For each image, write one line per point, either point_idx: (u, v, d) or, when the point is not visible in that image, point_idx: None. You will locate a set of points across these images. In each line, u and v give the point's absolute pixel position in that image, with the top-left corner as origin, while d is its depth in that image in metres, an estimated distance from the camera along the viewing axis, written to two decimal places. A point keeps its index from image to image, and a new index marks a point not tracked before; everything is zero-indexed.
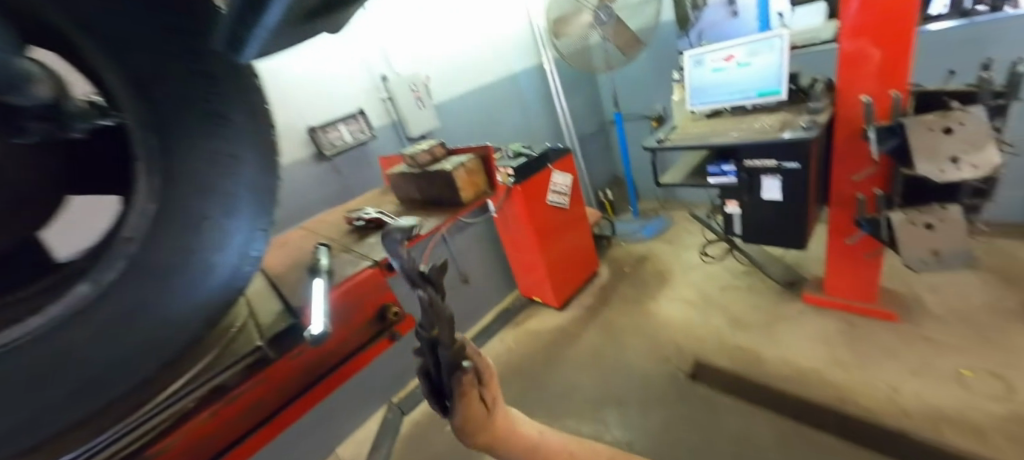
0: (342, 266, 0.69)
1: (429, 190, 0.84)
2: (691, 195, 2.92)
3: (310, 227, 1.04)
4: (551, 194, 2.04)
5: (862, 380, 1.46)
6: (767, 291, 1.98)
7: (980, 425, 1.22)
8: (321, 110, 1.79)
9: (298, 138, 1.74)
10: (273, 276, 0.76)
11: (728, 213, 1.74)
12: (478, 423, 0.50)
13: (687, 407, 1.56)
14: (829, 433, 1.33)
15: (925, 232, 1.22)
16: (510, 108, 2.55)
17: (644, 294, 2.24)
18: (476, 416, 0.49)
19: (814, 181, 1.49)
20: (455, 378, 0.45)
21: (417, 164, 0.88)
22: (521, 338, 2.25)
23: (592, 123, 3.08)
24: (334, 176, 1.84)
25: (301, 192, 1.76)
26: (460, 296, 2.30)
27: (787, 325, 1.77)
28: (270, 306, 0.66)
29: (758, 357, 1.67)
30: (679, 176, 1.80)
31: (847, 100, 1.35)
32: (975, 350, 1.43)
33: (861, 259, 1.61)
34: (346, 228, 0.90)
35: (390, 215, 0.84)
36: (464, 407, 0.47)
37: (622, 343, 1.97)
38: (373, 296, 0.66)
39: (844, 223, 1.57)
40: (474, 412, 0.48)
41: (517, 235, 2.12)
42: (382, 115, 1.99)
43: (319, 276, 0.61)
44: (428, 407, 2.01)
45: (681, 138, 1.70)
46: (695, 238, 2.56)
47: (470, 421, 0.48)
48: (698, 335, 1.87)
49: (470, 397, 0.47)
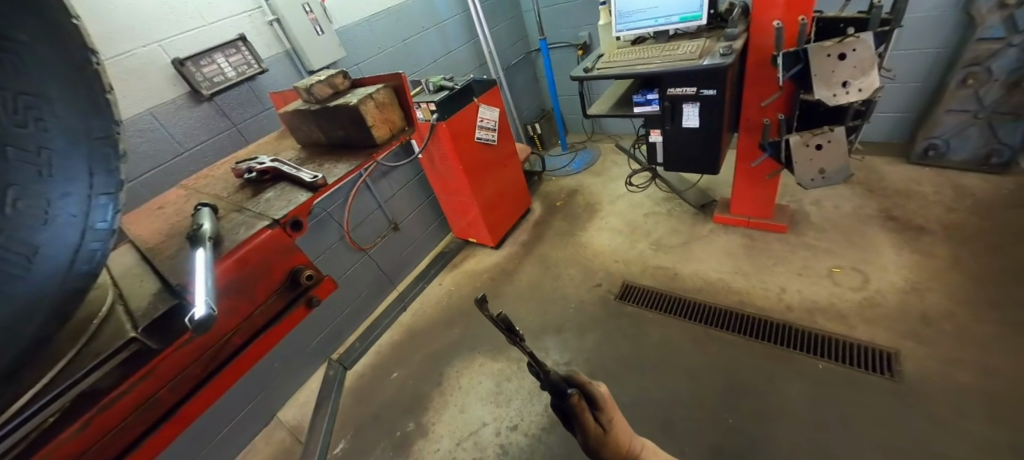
0: (234, 229, 0.57)
1: (334, 130, 0.71)
2: (616, 127, 2.98)
3: (191, 183, 0.86)
4: (479, 131, 1.93)
5: (757, 285, 1.70)
6: (683, 214, 2.16)
7: (840, 310, 1.51)
8: (185, 34, 1.43)
9: (161, 72, 1.39)
10: (144, 249, 0.62)
11: (651, 143, 1.79)
12: (597, 436, 0.68)
13: (617, 325, 1.72)
14: (731, 331, 1.56)
15: (815, 152, 1.38)
16: (427, 34, 2.27)
17: (576, 226, 2.33)
18: (595, 433, 0.68)
19: (728, 108, 1.57)
20: (569, 402, 0.63)
21: (315, 99, 0.73)
22: (460, 280, 2.26)
23: (519, 52, 2.91)
24: (219, 120, 1.54)
25: (178, 141, 1.45)
26: (392, 245, 2.20)
27: (700, 243, 1.97)
28: (142, 285, 0.53)
29: (676, 274, 1.87)
30: (606, 107, 1.79)
31: (762, 26, 1.37)
32: (841, 251, 1.72)
33: (761, 180, 1.80)
34: (236, 182, 0.75)
35: (289, 164, 0.70)
36: (582, 423, 0.66)
37: (558, 274, 2.06)
38: (278, 262, 0.56)
39: (750, 147, 1.71)
40: (591, 428, 0.67)
41: (446, 177, 2.01)
42: (271, 41, 1.66)
43: (201, 248, 0.49)
44: (371, 358, 1.98)
45: (608, 66, 1.66)
46: (621, 168, 2.67)
47: (590, 435, 0.67)
48: (625, 260, 2.01)
49: (584, 417, 0.66)
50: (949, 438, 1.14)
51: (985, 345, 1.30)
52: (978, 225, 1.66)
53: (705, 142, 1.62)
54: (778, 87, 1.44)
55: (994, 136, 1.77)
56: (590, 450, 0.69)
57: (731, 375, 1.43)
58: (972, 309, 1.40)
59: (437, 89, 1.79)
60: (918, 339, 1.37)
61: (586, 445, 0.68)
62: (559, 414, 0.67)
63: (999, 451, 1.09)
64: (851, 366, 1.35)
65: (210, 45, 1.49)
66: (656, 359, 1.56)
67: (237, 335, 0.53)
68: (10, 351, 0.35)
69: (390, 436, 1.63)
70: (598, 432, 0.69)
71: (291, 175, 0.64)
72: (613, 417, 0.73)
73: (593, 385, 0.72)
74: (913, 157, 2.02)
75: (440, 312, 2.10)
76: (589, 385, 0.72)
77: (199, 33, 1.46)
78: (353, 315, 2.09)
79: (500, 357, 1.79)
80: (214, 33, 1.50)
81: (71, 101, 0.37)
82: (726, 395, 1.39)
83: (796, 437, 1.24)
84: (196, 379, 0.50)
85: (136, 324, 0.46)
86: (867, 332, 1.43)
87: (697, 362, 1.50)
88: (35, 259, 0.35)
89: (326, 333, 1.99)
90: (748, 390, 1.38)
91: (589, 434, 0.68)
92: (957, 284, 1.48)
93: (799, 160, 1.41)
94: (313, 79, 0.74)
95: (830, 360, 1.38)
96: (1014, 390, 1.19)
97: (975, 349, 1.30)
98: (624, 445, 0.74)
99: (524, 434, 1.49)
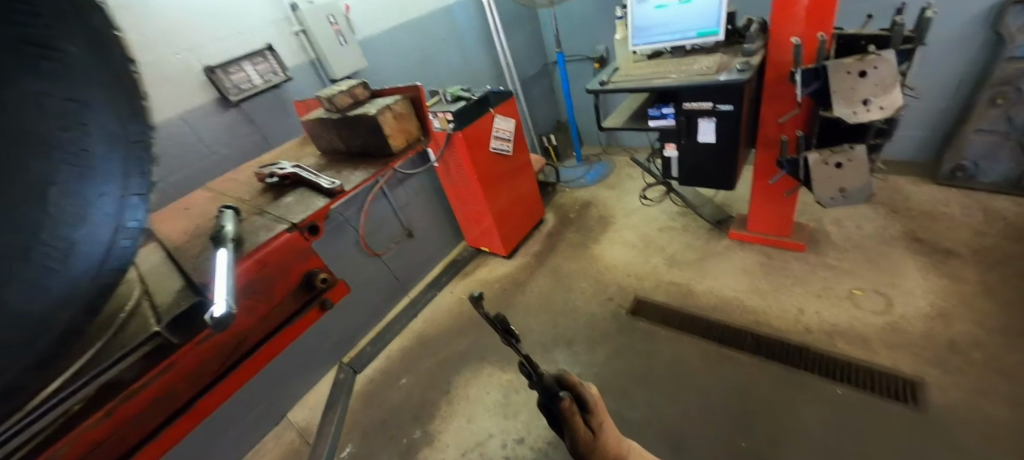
0: (253, 232, 0.59)
1: (351, 139, 0.73)
2: (632, 140, 2.98)
3: (216, 187, 0.90)
4: (494, 142, 1.95)
5: (774, 304, 1.66)
6: (698, 230, 2.13)
7: (861, 333, 1.47)
8: (217, 44, 1.50)
9: (193, 80, 1.46)
10: (170, 248, 0.64)
11: (666, 157, 1.79)
12: (587, 441, 0.67)
13: (628, 340, 1.70)
14: (746, 352, 1.52)
15: (834, 171, 1.35)
16: (447, 46, 2.33)
17: (589, 238, 2.32)
18: (583, 437, 0.67)
19: (746, 124, 1.55)
20: (555, 403, 0.63)
21: (336, 109, 0.75)
22: (472, 288, 2.27)
23: (536, 65, 2.95)
24: (244, 127, 1.60)
25: (206, 146, 1.52)
26: (405, 251, 2.23)
27: (715, 260, 1.94)
28: (165, 283, 0.55)
29: (690, 290, 1.84)
30: (622, 120, 1.80)
31: (780, 42, 1.37)
32: (862, 272, 1.68)
33: (779, 197, 1.76)
34: (258, 187, 0.78)
35: (309, 170, 0.73)
36: (571, 427, 0.65)
37: (569, 286, 2.05)
38: (296, 264, 0.58)
39: (768, 163, 1.69)
40: (580, 433, 0.66)
41: (461, 185, 2.04)
42: (297, 51, 1.73)
43: (223, 248, 0.51)
44: (381, 363, 2.00)
45: (624, 80, 1.67)
46: (635, 182, 2.66)
47: (579, 441, 0.66)
48: (638, 274, 1.99)
49: (573, 420, 0.65)
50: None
51: (1016, 376, 1.24)
52: (1010, 250, 1.59)
53: (721, 158, 1.60)
54: (797, 104, 1.43)
55: None
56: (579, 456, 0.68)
57: (745, 395, 1.40)
58: (1005, 339, 1.33)
59: (455, 99, 1.83)
60: (945, 368, 1.31)
61: (575, 450, 0.67)
62: (546, 413, 0.66)
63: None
64: (873, 393, 1.30)
65: (239, 54, 1.56)
66: (667, 376, 1.53)
67: (253, 335, 0.55)
68: (41, 341, 0.36)
69: (397, 443, 1.63)
70: (588, 438, 0.68)
71: (310, 181, 0.67)
72: (603, 422, 0.73)
73: (585, 388, 0.72)
74: (940, 177, 1.95)
75: (450, 320, 2.11)
76: (581, 388, 0.71)
77: (231, 43, 1.54)
78: (365, 319, 2.12)
79: (508, 367, 1.78)
80: (244, 43, 1.57)
81: (115, 108, 0.39)
82: (739, 417, 1.35)
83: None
84: (212, 375, 0.52)
85: (159, 320, 0.48)
86: (889, 357, 1.38)
87: (709, 381, 1.47)
88: (72, 255, 0.37)
89: (339, 336, 2.02)
90: (762, 412, 1.34)
91: (580, 440, 0.67)
92: (987, 311, 1.42)
93: (817, 178, 1.38)
94: (335, 89, 0.76)
95: (849, 385, 1.33)
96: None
97: (1006, 379, 1.24)
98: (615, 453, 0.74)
99: (530, 447, 1.48)
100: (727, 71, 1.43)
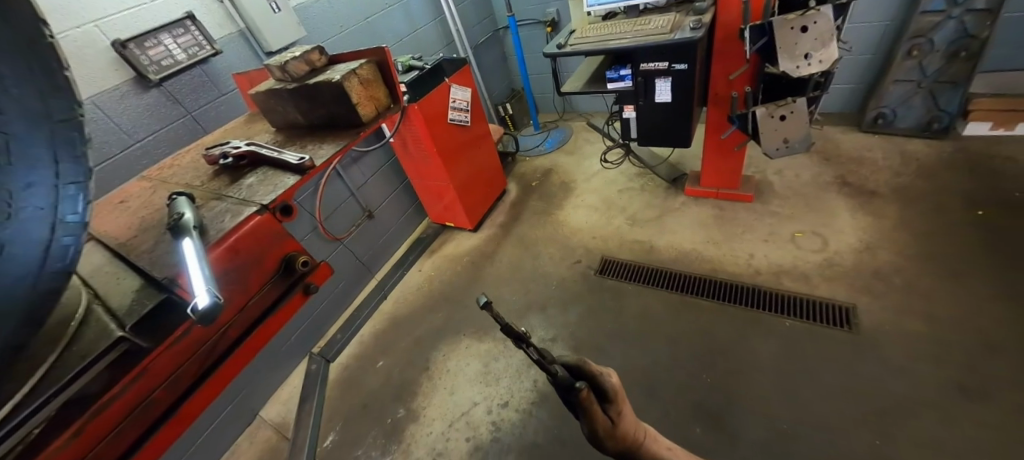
0: (217, 217, 0.53)
1: (316, 112, 0.69)
2: (587, 105, 3.00)
3: (155, 174, 0.80)
4: (451, 112, 1.89)
5: (727, 251, 1.74)
6: (656, 189, 2.18)
7: (803, 271, 1.57)
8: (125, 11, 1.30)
9: (102, 57, 1.26)
10: (115, 244, 0.57)
11: (625, 119, 1.82)
12: (603, 427, 0.64)
13: (599, 300, 1.74)
14: (707, 298, 1.59)
15: (779, 123, 1.42)
16: (390, 9, 2.17)
17: (552, 206, 2.34)
18: (600, 424, 0.64)
19: (699, 81, 1.59)
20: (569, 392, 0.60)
21: (292, 78, 0.70)
22: (441, 265, 2.24)
23: (485, 30, 2.84)
24: (172, 108, 1.43)
25: (127, 133, 1.34)
26: (366, 233, 2.14)
27: (672, 215, 2.00)
28: (121, 283, 0.49)
29: (651, 246, 1.89)
30: (579, 83, 1.79)
31: (728, 1, 1.38)
32: (801, 215, 1.77)
33: (730, 152, 1.81)
34: (210, 170, 0.70)
35: (267, 148, 0.67)
36: (588, 414, 0.62)
37: (538, 254, 2.07)
38: (271, 249, 0.53)
39: (719, 121, 1.72)
40: (595, 418, 0.63)
41: (420, 158, 1.97)
42: (222, 20, 1.54)
43: (189, 238, 0.46)
44: (354, 348, 1.95)
45: (579, 42, 1.66)
46: (593, 146, 2.69)
47: (596, 426, 0.63)
48: (601, 235, 2.03)
49: (590, 408, 0.62)
50: (917, 390, 1.19)
51: (937, 298, 1.37)
52: (922, 183, 1.74)
53: (677, 116, 1.66)
54: (745, 60, 1.47)
55: (935, 104, 1.85)
56: (595, 441, 0.65)
57: (705, 336, 1.48)
58: (918, 264, 1.47)
59: (407, 69, 1.77)
60: (872, 293, 1.44)
61: (595, 438, 0.65)
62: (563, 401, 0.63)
63: (951, 397, 1.16)
64: (816, 322, 1.41)
65: (154, 24, 1.37)
66: (637, 328, 1.59)
67: (230, 330, 0.50)
68: None
69: (380, 424, 1.62)
70: (607, 425, 0.66)
71: (273, 159, 0.62)
72: (623, 410, 0.69)
73: (604, 376, 0.67)
74: (863, 124, 2.06)
75: (421, 298, 2.09)
76: (598, 376, 0.67)
77: (141, 12, 1.33)
78: (332, 305, 2.03)
79: (485, 338, 1.80)
80: (158, 10, 1.37)
81: (24, 88, 0.36)
82: (696, 357, 1.44)
83: (767, 405, 1.27)
84: (194, 373, 0.48)
85: (122, 323, 0.43)
86: (827, 289, 1.49)
87: (676, 326, 1.55)
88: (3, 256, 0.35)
89: (305, 327, 1.93)
90: (718, 347, 1.44)
91: (597, 425, 0.64)
92: (903, 241, 1.56)
93: (765, 131, 1.44)
94: (287, 55, 0.70)
95: (795, 318, 1.44)
96: (977, 346, 1.23)
97: (940, 305, 1.35)
98: (633, 438, 0.70)
99: (515, 410, 1.53)
100: (680, 30, 1.45)
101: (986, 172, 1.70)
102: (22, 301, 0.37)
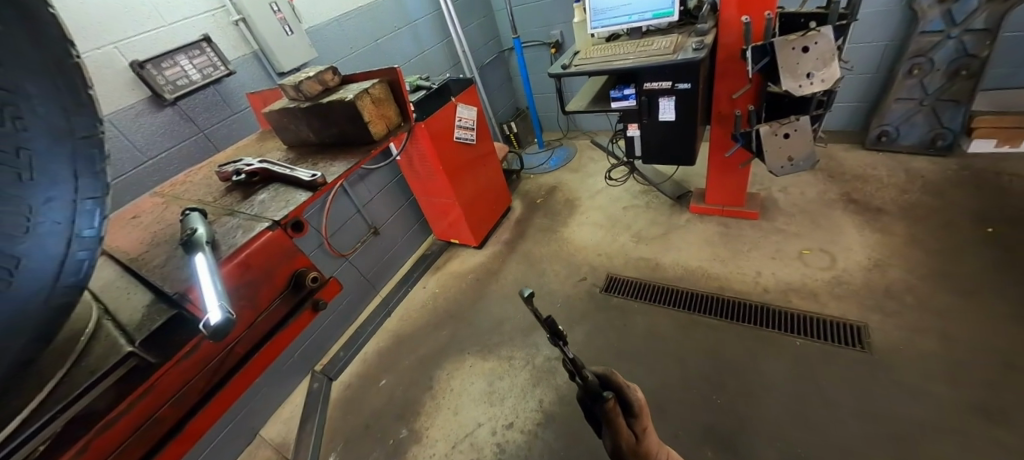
0: (229, 233, 0.54)
1: (327, 131, 0.70)
2: (591, 123, 3.04)
3: (167, 190, 0.81)
4: (458, 131, 1.92)
5: (735, 269, 1.72)
6: (661, 206, 2.18)
7: (812, 289, 1.55)
8: (144, 34, 1.34)
9: (119, 77, 1.30)
10: (125, 259, 0.57)
11: (629, 137, 1.83)
12: (629, 442, 0.64)
13: (606, 317, 1.72)
14: (716, 317, 1.57)
15: (783, 141, 1.43)
16: (399, 32, 2.24)
17: (557, 223, 2.34)
18: (626, 438, 0.63)
19: (702, 100, 1.61)
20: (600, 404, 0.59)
21: (305, 98, 0.72)
22: (445, 282, 2.24)
23: (491, 51, 2.91)
24: (187, 126, 1.47)
25: (140, 150, 1.37)
26: (371, 249, 2.14)
27: (678, 232, 1.99)
28: (131, 299, 0.49)
29: (657, 263, 1.88)
30: (583, 102, 1.82)
31: (729, 23, 1.42)
32: (808, 233, 1.76)
33: (734, 169, 1.81)
34: (222, 186, 0.71)
35: (279, 165, 0.68)
36: (614, 428, 0.62)
37: (543, 271, 2.05)
38: (281, 265, 0.53)
39: (723, 139, 1.73)
40: (623, 432, 0.62)
41: (425, 175, 1.99)
42: (237, 42, 1.59)
43: (201, 253, 0.46)
44: (358, 366, 1.93)
45: (583, 63, 1.69)
46: (597, 164, 2.71)
47: (622, 442, 0.63)
48: (607, 253, 2.02)
49: (617, 421, 0.61)
50: (936, 413, 1.15)
51: (951, 316, 1.34)
52: (930, 200, 1.73)
53: (681, 135, 1.67)
54: (748, 80, 1.49)
55: (938, 121, 1.85)
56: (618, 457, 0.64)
57: (714, 356, 1.45)
58: (930, 282, 1.45)
59: (415, 89, 1.80)
60: (884, 312, 1.41)
61: (618, 453, 0.64)
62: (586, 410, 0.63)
63: (972, 419, 1.12)
64: (828, 341, 1.38)
65: (171, 45, 1.41)
66: (644, 347, 1.56)
67: (238, 347, 0.50)
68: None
69: (382, 445, 1.58)
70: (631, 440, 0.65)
71: (285, 176, 0.63)
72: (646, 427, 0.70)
73: (629, 390, 0.69)
74: (866, 142, 2.07)
75: (425, 315, 2.07)
76: (621, 388, 0.69)
77: (158, 35, 1.38)
78: (337, 322, 2.02)
79: (490, 356, 1.78)
80: (175, 33, 1.42)
81: (51, 106, 0.38)
82: (706, 378, 1.41)
83: (780, 427, 1.23)
84: (199, 392, 0.47)
85: (131, 339, 0.43)
86: (838, 308, 1.46)
87: (685, 346, 1.52)
88: (17, 271, 0.35)
89: (308, 344, 1.91)
90: (728, 367, 1.41)
91: (621, 440, 0.63)
92: (913, 258, 1.54)
93: (769, 149, 1.45)
94: (302, 75, 0.72)
95: (806, 337, 1.41)
96: (995, 366, 1.20)
97: (954, 324, 1.32)
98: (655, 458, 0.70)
99: (520, 431, 1.49)
100: (683, 50, 1.48)
101: (994, 189, 1.69)
102: (34, 315, 0.37)
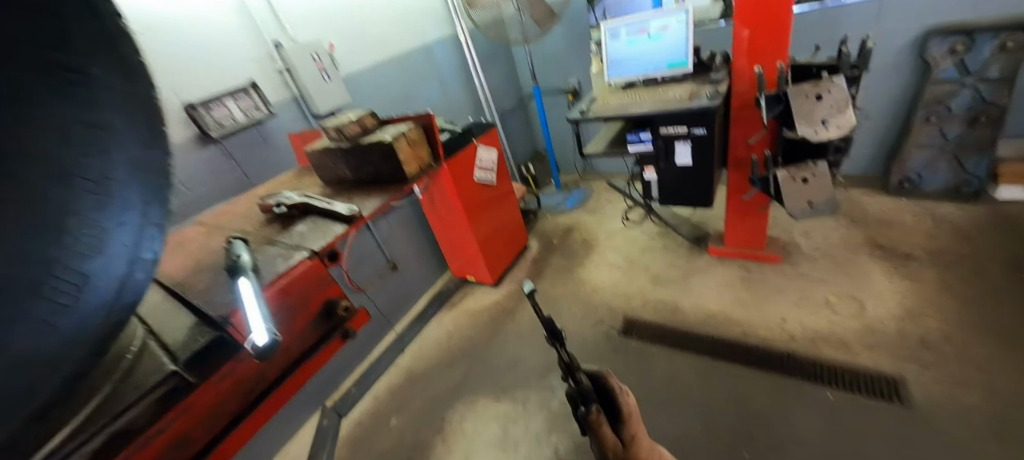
0: (271, 261, 0.57)
1: (363, 169, 0.75)
2: (607, 166, 3.11)
3: (210, 221, 0.86)
4: (478, 171, 2.00)
5: (758, 314, 1.67)
6: (679, 249, 2.16)
7: (842, 338, 1.48)
8: (199, 80, 1.48)
9: (174, 118, 1.42)
10: (172, 283, 0.61)
11: (646, 180, 1.86)
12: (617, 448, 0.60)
13: (624, 361, 1.67)
14: (740, 365, 1.50)
15: (802, 186, 1.43)
16: (426, 80, 2.40)
17: (574, 262, 2.34)
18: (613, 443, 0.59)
19: (718, 144, 1.65)
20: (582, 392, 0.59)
21: (345, 139, 0.78)
22: (460, 320, 2.23)
23: (512, 98, 3.07)
24: (227, 163, 1.57)
25: (183, 184, 1.46)
26: (389, 285, 2.17)
27: (697, 275, 1.96)
28: (177, 320, 0.52)
29: (677, 306, 1.84)
30: (601, 146, 1.89)
31: (741, 73, 1.48)
32: (833, 278, 1.71)
33: (753, 212, 1.81)
34: (263, 218, 0.76)
35: (317, 199, 0.73)
36: (597, 429, 0.59)
37: (559, 311, 2.03)
38: (317, 293, 0.56)
39: (740, 183, 1.75)
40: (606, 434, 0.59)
41: (445, 213, 2.05)
42: (280, 88, 1.73)
43: (245, 279, 0.49)
44: (369, 404, 1.89)
45: (601, 109, 1.77)
46: (614, 206, 2.74)
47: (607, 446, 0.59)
48: (624, 294, 2.00)
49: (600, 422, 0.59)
50: None
51: (995, 372, 1.26)
52: (960, 248, 1.67)
53: (697, 178, 1.70)
54: (763, 126, 1.52)
55: (961, 168, 1.84)
56: None
57: (740, 407, 1.38)
58: (970, 334, 1.37)
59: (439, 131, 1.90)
60: (922, 364, 1.33)
61: None
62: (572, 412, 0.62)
63: None
64: (863, 395, 1.30)
65: (221, 91, 1.55)
66: (665, 394, 1.50)
67: (269, 372, 0.52)
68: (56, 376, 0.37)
69: None
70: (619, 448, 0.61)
71: (323, 210, 0.67)
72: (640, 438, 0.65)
73: (618, 396, 0.67)
74: (888, 187, 2.04)
75: (439, 353, 2.05)
76: (614, 395, 0.67)
77: (212, 82, 1.52)
78: (350, 361, 1.99)
79: (504, 399, 1.72)
80: (226, 79, 1.57)
81: (134, 138, 0.43)
82: (732, 430, 1.33)
83: None
84: (227, 416, 0.48)
85: (175, 358, 0.45)
86: (871, 358, 1.39)
87: (708, 394, 1.45)
88: (86, 288, 0.39)
89: (320, 380, 1.90)
90: (755, 420, 1.33)
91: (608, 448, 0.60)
92: (948, 308, 1.47)
93: (789, 193, 1.44)
94: (344, 119, 0.79)
95: (839, 390, 1.33)
96: None
97: (1001, 381, 1.23)
98: None
99: None
100: (697, 98, 1.55)
101: None
102: (96, 328, 0.40)
